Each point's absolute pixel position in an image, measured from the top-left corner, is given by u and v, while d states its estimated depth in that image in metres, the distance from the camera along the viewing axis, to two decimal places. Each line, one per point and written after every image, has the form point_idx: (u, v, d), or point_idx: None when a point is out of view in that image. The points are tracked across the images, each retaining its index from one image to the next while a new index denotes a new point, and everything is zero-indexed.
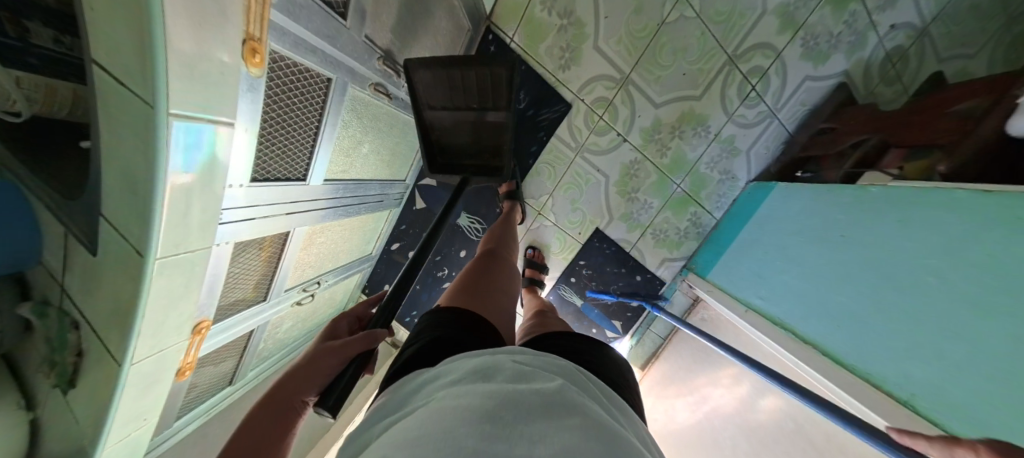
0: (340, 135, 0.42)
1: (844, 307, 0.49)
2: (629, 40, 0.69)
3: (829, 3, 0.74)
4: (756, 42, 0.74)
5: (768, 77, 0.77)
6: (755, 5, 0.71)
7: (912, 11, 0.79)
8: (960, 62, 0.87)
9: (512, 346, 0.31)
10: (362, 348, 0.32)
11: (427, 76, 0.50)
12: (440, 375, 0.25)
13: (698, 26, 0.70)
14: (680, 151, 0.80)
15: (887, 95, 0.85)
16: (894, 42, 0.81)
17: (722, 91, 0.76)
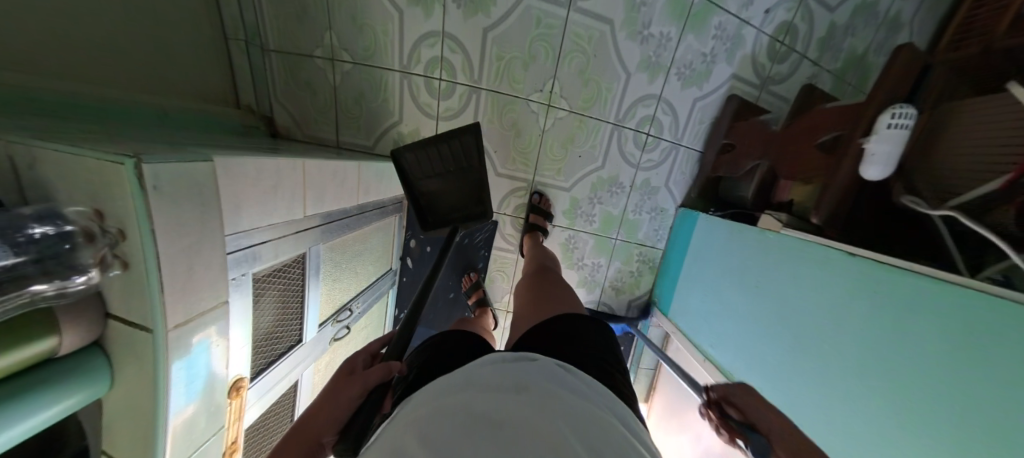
0: (313, 379, 0.62)
1: (771, 364, 0.55)
2: (520, 156, 0.85)
3: (689, 31, 0.75)
4: (636, 97, 0.80)
5: (657, 119, 0.83)
6: (617, 76, 0.78)
7: None
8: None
9: (496, 353, 0.37)
10: (378, 377, 0.39)
11: (413, 158, 0.67)
12: (435, 390, 0.31)
13: (574, 117, 0.81)
14: (606, 213, 0.89)
15: (784, 72, 0.83)
16: (773, 26, 0.78)
17: (620, 150, 0.84)
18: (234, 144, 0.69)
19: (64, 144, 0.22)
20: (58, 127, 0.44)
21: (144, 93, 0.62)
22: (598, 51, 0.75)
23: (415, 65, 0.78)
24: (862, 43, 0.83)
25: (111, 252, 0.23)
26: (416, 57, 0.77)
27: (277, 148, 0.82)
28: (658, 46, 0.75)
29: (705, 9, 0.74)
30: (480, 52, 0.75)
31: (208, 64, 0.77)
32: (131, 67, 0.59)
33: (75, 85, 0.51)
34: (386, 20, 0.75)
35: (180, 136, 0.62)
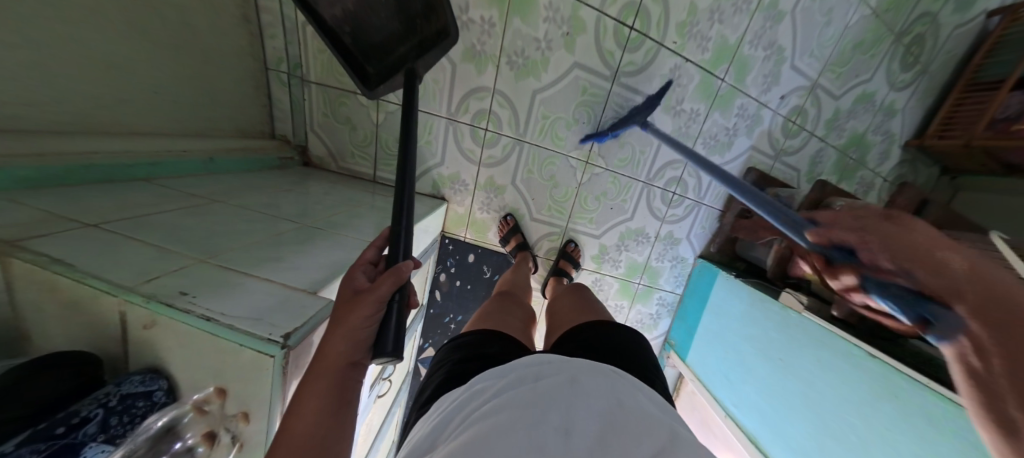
0: (358, 430, 0.64)
1: (795, 436, 0.63)
2: (556, 205, 0.89)
3: (715, 107, 0.82)
4: (666, 161, 0.86)
5: (684, 180, 0.89)
6: (651, 141, 0.83)
7: (798, 76, 0.83)
8: (858, 88, 0.88)
9: (542, 355, 0.40)
10: (392, 285, 0.34)
11: None
12: (484, 392, 0.34)
13: (608, 174, 0.85)
14: (631, 259, 0.94)
15: (796, 145, 0.91)
16: (788, 107, 0.86)
17: (649, 205, 0.89)
18: (272, 187, 0.70)
19: (199, 316, 0.28)
20: (130, 202, 0.46)
21: (187, 140, 0.63)
22: None
23: (463, 114, 0.79)
24: (861, 126, 0.92)
25: (210, 427, 0.30)
26: (465, 108, 0.78)
27: (308, 181, 0.81)
28: (689, 120, 0.83)
29: (731, 92, 0.82)
30: (528, 110, 0.78)
31: (244, 97, 0.77)
32: (173, 121, 0.60)
33: (125, 142, 0.52)
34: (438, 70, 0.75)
35: (223, 188, 0.63)
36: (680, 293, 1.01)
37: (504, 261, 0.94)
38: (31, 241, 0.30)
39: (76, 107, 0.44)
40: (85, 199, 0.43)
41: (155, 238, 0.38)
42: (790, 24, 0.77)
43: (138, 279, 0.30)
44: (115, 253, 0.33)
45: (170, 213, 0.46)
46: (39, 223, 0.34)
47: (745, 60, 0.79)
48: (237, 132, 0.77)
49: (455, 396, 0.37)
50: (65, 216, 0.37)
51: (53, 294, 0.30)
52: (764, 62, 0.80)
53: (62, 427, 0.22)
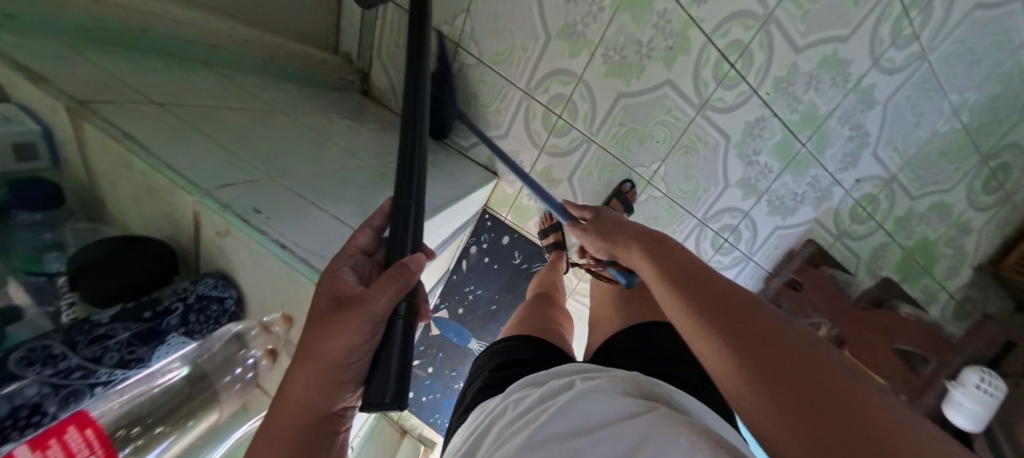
0: None
1: None
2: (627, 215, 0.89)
3: (789, 171, 0.84)
4: (725, 206, 0.86)
5: (739, 231, 0.89)
6: (717, 183, 0.84)
7: (875, 166, 0.84)
8: (935, 196, 0.88)
9: (576, 366, 0.33)
10: (393, 291, 0.26)
11: None
12: (500, 415, 0.27)
13: (665, 201, 0.87)
14: None
15: (862, 231, 0.92)
16: (861, 192, 0.88)
17: (697, 244, 0.90)
18: (337, 113, 0.68)
19: (274, 241, 0.28)
20: (193, 84, 0.42)
21: (258, 34, 0.60)
22: (708, 155, 0.81)
23: (540, 93, 0.78)
24: (934, 233, 0.92)
25: (274, 346, 0.34)
26: (543, 87, 0.77)
27: (363, 113, 0.78)
28: (759, 173, 0.84)
29: (807, 159, 0.83)
30: (606, 111, 0.77)
31: (313, 22, 0.76)
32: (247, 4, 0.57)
33: (194, 15, 0.47)
34: (528, 36, 0.73)
35: (286, 96, 0.59)
36: None
37: (535, 252, 0.94)
38: (103, 107, 0.28)
39: None
40: (145, 66, 0.39)
41: (211, 131, 0.35)
42: (879, 112, 0.78)
43: (212, 184, 0.29)
44: (180, 141, 0.31)
45: (237, 112, 0.43)
46: (103, 87, 0.31)
47: (827, 133, 0.80)
48: (301, 35, 0.73)
49: (492, 415, 0.28)
50: (131, 86, 0.34)
51: (129, 175, 0.29)
52: (844, 143, 0.81)
53: (148, 313, 0.26)
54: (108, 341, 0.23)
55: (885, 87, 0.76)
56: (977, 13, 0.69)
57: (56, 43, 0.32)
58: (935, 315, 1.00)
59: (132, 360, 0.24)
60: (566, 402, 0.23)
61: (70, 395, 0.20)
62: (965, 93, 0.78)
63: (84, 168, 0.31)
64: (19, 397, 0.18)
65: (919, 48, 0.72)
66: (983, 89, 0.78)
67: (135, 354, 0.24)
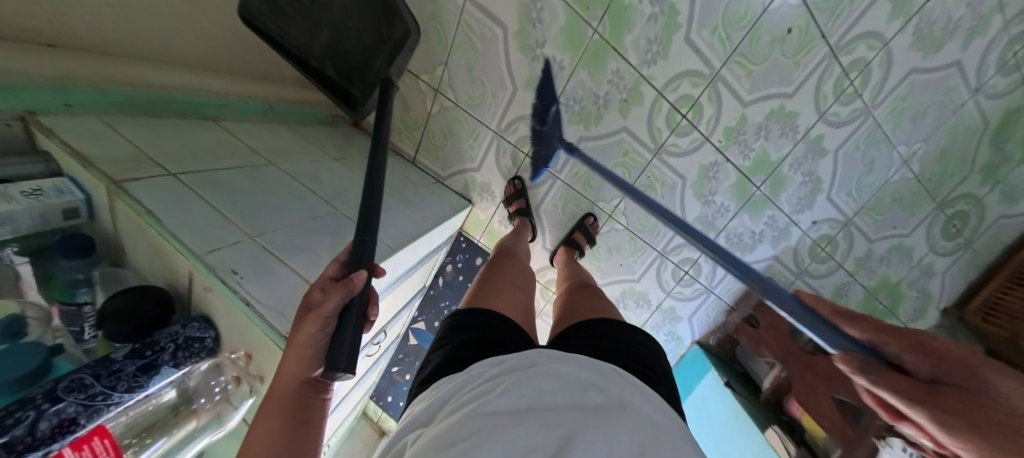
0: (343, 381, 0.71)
1: None
2: (605, 245, 0.97)
3: (746, 211, 0.95)
4: (684, 240, 0.93)
5: (699, 263, 0.94)
6: (676, 218, 0.94)
7: (830, 209, 0.96)
8: (895, 239, 1.02)
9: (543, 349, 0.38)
10: (339, 299, 0.36)
11: None
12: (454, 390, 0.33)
13: (627, 233, 0.94)
14: (626, 318, 1.02)
15: (822, 270, 1.01)
16: (819, 232, 0.98)
17: (658, 274, 0.95)
18: (321, 154, 0.80)
19: (240, 298, 0.37)
20: (198, 147, 0.54)
21: (256, 89, 0.75)
22: (666, 194, 0.92)
23: (509, 133, 0.93)
24: (895, 274, 1.04)
25: (239, 374, 0.43)
26: (512, 128, 0.92)
27: (348, 147, 0.95)
28: (718, 211, 0.94)
29: (762, 202, 0.94)
30: (569, 151, 0.91)
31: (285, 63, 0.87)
32: (236, 59, 0.70)
33: (197, 81, 0.60)
34: (497, 80, 0.87)
35: (274, 146, 0.70)
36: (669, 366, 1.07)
37: None
38: (129, 183, 0.39)
39: (158, 42, 0.53)
40: (160, 134, 0.51)
41: (212, 196, 0.46)
42: (831, 160, 0.90)
43: (203, 248, 0.39)
44: (184, 210, 0.42)
45: (231, 172, 0.54)
46: (131, 162, 0.42)
47: (782, 178, 0.91)
48: (293, 80, 0.89)
49: (450, 384, 0.34)
50: (152, 158, 0.45)
51: (143, 234, 0.39)
52: (799, 186, 0.92)
53: (148, 351, 0.34)
54: (120, 373, 0.32)
55: (835, 138, 0.87)
56: (915, 76, 0.83)
57: (96, 124, 0.44)
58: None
59: (134, 385, 0.32)
60: (522, 380, 0.29)
61: (95, 411, 0.29)
62: (913, 146, 0.92)
63: (111, 225, 0.41)
64: (62, 414, 0.27)
65: (862, 105, 0.84)
66: (930, 143, 0.92)
67: (138, 382, 0.33)
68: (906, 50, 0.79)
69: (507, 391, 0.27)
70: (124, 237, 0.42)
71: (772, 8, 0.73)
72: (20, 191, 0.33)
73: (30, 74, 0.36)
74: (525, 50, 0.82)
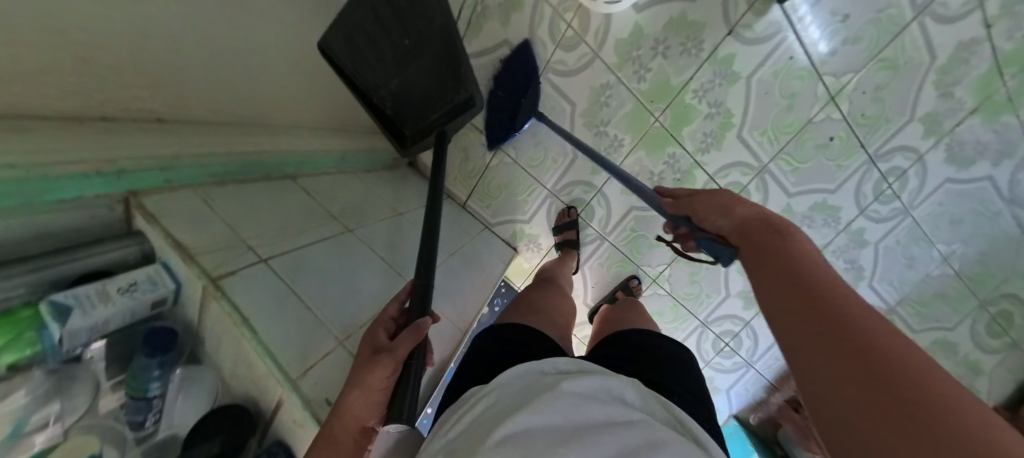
0: None
1: None
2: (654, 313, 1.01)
3: None
4: (726, 313, 0.98)
5: (740, 337, 0.98)
6: (719, 291, 0.97)
7: (875, 298, 1.05)
8: (937, 333, 1.08)
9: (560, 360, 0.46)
10: (405, 350, 0.43)
11: (343, 45, 0.76)
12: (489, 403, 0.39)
13: (671, 299, 1.00)
14: None
15: None
16: None
17: (698, 345, 1.00)
18: (388, 211, 0.92)
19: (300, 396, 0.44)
20: (278, 221, 0.64)
21: (332, 141, 0.88)
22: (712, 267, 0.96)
23: (564, 195, 1.00)
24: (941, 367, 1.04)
25: None
26: (567, 191, 1.00)
27: (409, 192, 1.06)
28: None
29: None
30: (619, 213, 0.97)
31: (358, 113, 1.00)
32: (314, 114, 0.84)
33: (274, 145, 0.70)
34: (558, 151, 0.99)
35: (345, 205, 0.82)
36: None
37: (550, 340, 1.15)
38: (227, 278, 0.48)
39: (238, 115, 0.64)
40: (250, 212, 0.61)
41: (295, 285, 0.55)
42: (871, 252, 1.05)
43: (288, 354, 0.46)
44: (268, 297, 0.51)
45: (314, 248, 0.64)
46: (229, 248, 0.52)
47: (825, 263, 1.04)
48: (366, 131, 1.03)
49: (483, 405, 0.39)
50: (244, 239, 0.56)
51: (224, 323, 0.47)
52: (844, 272, 1.04)
53: None
54: None
55: (876, 232, 1.04)
56: (949, 185, 0.97)
57: (194, 198, 0.56)
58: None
59: None
60: (554, 396, 0.35)
61: None
62: (953, 246, 1.02)
63: (196, 309, 0.50)
64: None
65: (901, 206, 1.01)
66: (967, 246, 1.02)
67: None
68: (941, 163, 0.94)
69: (541, 408, 0.33)
70: (206, 324, 0.49)
71: (818, 119, 0.95)
72: (118, 289, 0.43)
73: (144, 160, 0.47)
74: (591, 126, 0.94)
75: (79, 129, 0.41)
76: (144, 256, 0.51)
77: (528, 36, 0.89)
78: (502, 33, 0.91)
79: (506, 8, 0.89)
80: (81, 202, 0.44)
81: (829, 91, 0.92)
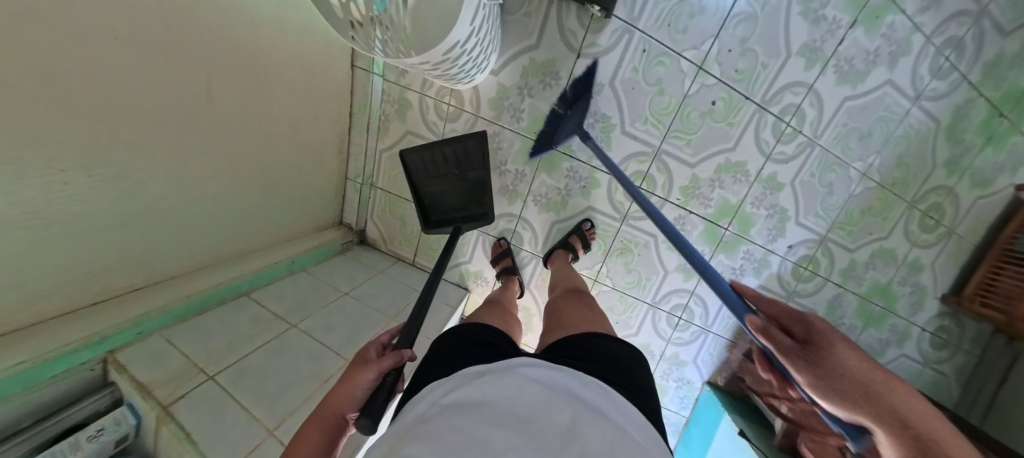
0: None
1: None
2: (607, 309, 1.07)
3: (721, 253, 1.09)
4: (671, 288, 1.04)
5: (690, 308, 1.04)
6: (657, 271, 1.04)
7: (806, 233, 1.10)
8: (876, 244, 1.11)
9: (519, 358, 0.53)
10: (391, 363, 0.50)
11: (417, 157, 0.87)
12: (447, 390, 0.46)
13: (616, 292, 1.06)
14: None
15: (810, 287, 1.10)
16: (798, 254, 1.09)
17: (654, 326, 1.06)
18: (334, 292, 0.96)
19: None
20: (237, 334, 0.71)
21: (287, 247, 0.96)
22: (642, 252, 1.04)
23: (493, 230, 1.09)
24: (884, 277, 1.11)
25: None
26: (494, 226, 1.09)
27: (365, 265, 1.13)
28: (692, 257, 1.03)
29: (734, 241, 1.08)
30: (545, 233, 1.07)
31: (320, 214, 1.11)
32: (280, 225, 0.94)
33: (235, 271, 0.78)
34: None
35: (294, 300, 0.87)
36: (685, 415, 1.08)
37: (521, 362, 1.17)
38: (177, 404, 0.54)
39: (209, 253, 0.73)
40: (204, 334, 0.67)
41: (240, 391, 0.60)
42: (789, 192, 1.09)
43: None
44: (218, 412, 0.55)
45: (261, 351, 0.69)
46: (182, 376, 0.58)
47: (748, 216, 1.08)
48: (316, 226, 1.10)
49: (441, 390, 0.46)
50: (198, 363, 0.62)
51: (173, 446, 0.51)
52: (766, 218, 1.08)
53: None
54: None
55: (788, 172, 1.09)
56: (849, 102, 1.07)
57: (157, 340, 0.61)
58: (915, 352, 1.14)
59: None
60: (503, 383, 0.43)
61: None
62: (868, 160, 1.12)
63: (153, 438, 0.55)
64: None
65: (805, 139, 1.08)
66: (884, 154, 1.12)
67: None
68: (834, 85, 1.04)
69: (490, 395, 0.41)
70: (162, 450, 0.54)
71: (695, 89, 1.01)
72: (86, 437, 0.48)
73: (117, 323, 0.55)
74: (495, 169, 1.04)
75: (65, 316, 0.49)
76: (115, 402, 0.56)
77: (421, 122, 1.06)
78: (401, 126, 1.08)
79: (398, 109, 1.06)
80: (68, 372, 0.50)
81: (694, 64, 0.99)
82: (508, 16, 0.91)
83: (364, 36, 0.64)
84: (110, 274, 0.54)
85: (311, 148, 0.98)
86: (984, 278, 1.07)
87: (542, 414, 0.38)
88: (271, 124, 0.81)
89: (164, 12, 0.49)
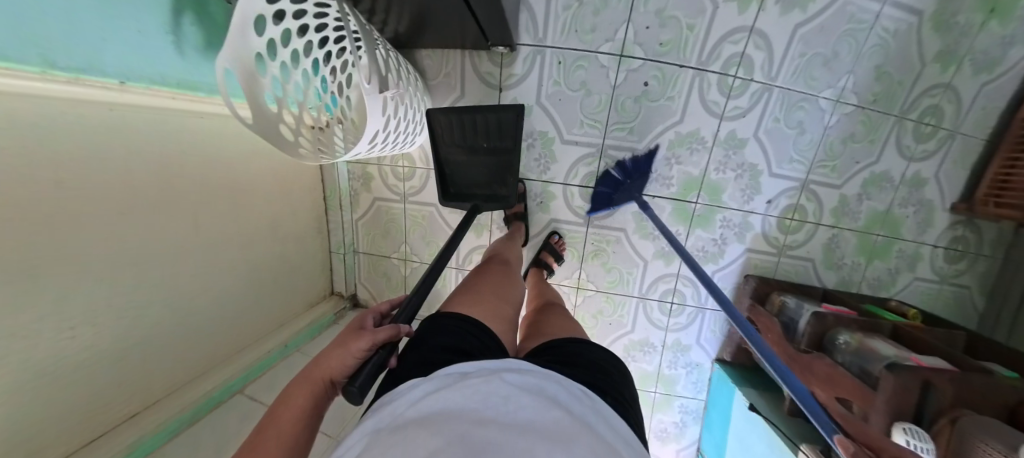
0: None
1: None
2: (597, 313, 1.10)
3: (698, 228, 1.09)
4: (657, 276, 1.04)
5: (680, 291, 1.04)
6: (636, 264, 1.05)
7: (784, 182, 1.04)
8: (867, 172, 1.04)
9: (503, 358, 0.48)
10: (387, 337, 0.48)
11: (446, 121, 0.89)
12: (420, 394, 0.38)
13: (601, 294, 1.08)
14: (642, 370, 1.10)
15: (801, 237, 1.07)
16: (781, 209, 1.06)
17: (647, 317, 1.06)
18: None
19: None
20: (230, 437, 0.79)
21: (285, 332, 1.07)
22: (617, 249, 1.05)
23: (467, 264, 1.16)
24: (880, 205, 1.06)
25: None
26: (468, 260, 1.16)
27: None
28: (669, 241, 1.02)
29: (708, 213, 1.08)
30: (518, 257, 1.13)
31: (313, 290, 1.24)
32: (272, 315, 1.05)
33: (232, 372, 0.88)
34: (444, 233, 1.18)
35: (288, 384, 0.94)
36: (702, 399, 1.08)
37: None
38: None
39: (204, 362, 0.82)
40: (223, 428, 0.80)
41: None
42: (755, 145, 1.01)
43: None
44: None
45: None
46: None
47: (715, 184, 1.06)
48: (308, 304, 1.21)
49: (416, 394, 0.38)
50: None
51: None
52: (736, 180, 1.04)
53: None
54: None
55: (749, 125, 1.00)
56: (802, 29, 0.94)
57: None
58: (927, 271, 1.10)
59: None
60: (493, 388, 0.37)
61: None
62: (839, 86, 1.00)
63: None
64: None
65: (760, 85, 0.98)
66: (857, 72, 0.98)
67: None
68: (779, 16, 0.93)
69: (477, 402, 0.34)
70: None
71: (623, 77, 0.98)
72: None
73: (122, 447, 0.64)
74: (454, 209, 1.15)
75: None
76: None
77: (383, 187, 1.18)
78: (369, 195, 1.21)
79: (364, 182, 1.21)
80: None
81: (614, 55, 0.97)
82: (431, 81, 1.04)
83: (324, 139, 0.76)
84: (107, 409, 0.64)
85: (291, 240, 1.10)
86: (998, 176, 0.97)
87: (535, 416, 0.33)
88: (249, 231, 0.93)
89: (104, 194, 0.58)
